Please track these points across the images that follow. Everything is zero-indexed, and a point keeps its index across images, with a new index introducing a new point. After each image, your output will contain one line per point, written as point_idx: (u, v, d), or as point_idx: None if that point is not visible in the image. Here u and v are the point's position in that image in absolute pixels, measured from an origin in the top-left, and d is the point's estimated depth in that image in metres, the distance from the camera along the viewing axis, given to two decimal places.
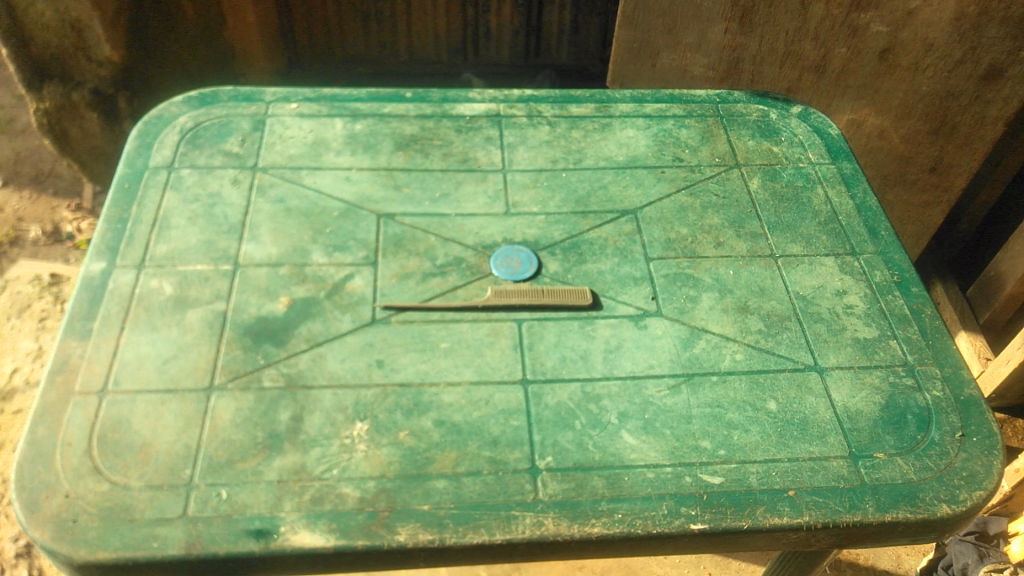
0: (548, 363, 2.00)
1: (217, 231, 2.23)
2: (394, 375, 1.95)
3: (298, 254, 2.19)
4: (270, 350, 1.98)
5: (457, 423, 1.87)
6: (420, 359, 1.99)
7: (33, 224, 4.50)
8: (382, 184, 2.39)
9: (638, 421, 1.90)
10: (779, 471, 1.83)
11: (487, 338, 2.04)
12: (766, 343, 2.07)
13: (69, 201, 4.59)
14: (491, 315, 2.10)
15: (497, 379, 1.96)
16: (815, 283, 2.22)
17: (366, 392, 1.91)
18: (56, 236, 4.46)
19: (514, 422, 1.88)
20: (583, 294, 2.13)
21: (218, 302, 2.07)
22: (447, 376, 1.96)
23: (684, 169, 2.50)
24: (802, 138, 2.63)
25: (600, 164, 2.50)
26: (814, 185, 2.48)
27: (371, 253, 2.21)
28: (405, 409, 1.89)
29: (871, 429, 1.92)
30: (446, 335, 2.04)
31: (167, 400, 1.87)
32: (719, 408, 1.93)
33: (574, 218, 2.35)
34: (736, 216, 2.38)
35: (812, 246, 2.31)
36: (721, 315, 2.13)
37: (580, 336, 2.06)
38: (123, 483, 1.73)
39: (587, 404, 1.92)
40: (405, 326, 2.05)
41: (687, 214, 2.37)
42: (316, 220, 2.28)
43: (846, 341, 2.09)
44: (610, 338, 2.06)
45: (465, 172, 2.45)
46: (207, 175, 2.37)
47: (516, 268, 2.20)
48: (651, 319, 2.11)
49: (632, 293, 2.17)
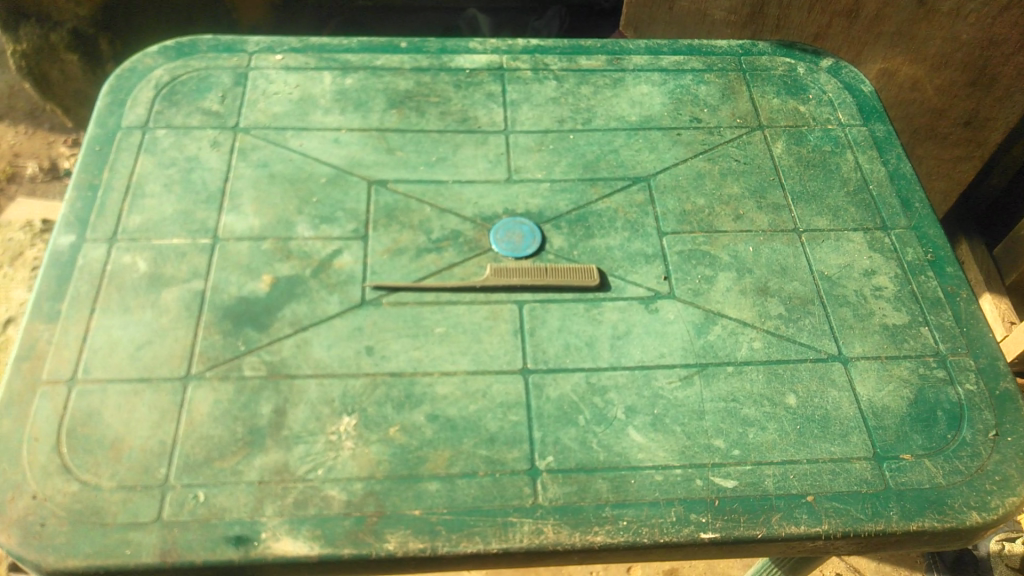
0: (550, 351, 1.86)
1: (195, 200, 2.06)
2: (384, 363, 1.82)
3: (283, 227, 2.02)
4: (251, 335, 1.84)
5: (451, 418, 1.74)
6: (413, 346, 1.85)
7: (29, 160, 4.33)
8: (374, 147, 2.21)
9: (647, 417, 1.77)
10: (797, 474, 1.70)
11: (486, 322, 1.90)
12: (787, 330, 1.92)
13: (65, 137, 4.42)
14: (489, 297, 1.94)
15: (495, 369, 1.83)
16: (842, 262, 2.04)
17: (354, 383, 1.78)
18: (53, 173, 4.31)
19: (513, 417, 1.75)
20: (590, 273, 1.97)
21: (196, 280, 1.92)
22: (442, 366, 1.82)
23: (703, 131, 2.30)
24: (831, 95, 2.41)
25: (610, 125, 2.30)
26: (843, 149, 2.28)
27: (360, 225, 2.04)
28: (396, 401, 1.76)
29: (898, 428, 1.78)
30: (441, 318, 1.90)
31: (140, 391, 1.74)
32: (734, 402, 1.79)
33: (581, 186, 2.17)
34: (758, 185, 2.19)
35: (839, 220, 2.13)
36: (739, 298, 1.96)
37: (585, 321, 1.91)
38: (93, 483, 1.63)
39: (592, 398, 1.79)
40: (397, 309, 1.90)
41: (704, 182, 2.19)
42: (302, 188, 2.10)
43: (874, 327, 1.93)
44: (618, 323, 1.91)
45: (464, 134, 2.26)
46: (185, 136, 2.18)
47: (518, 243, 2.03)
48: (662, 302, 1.95)
49: (643, 272, 2.00)
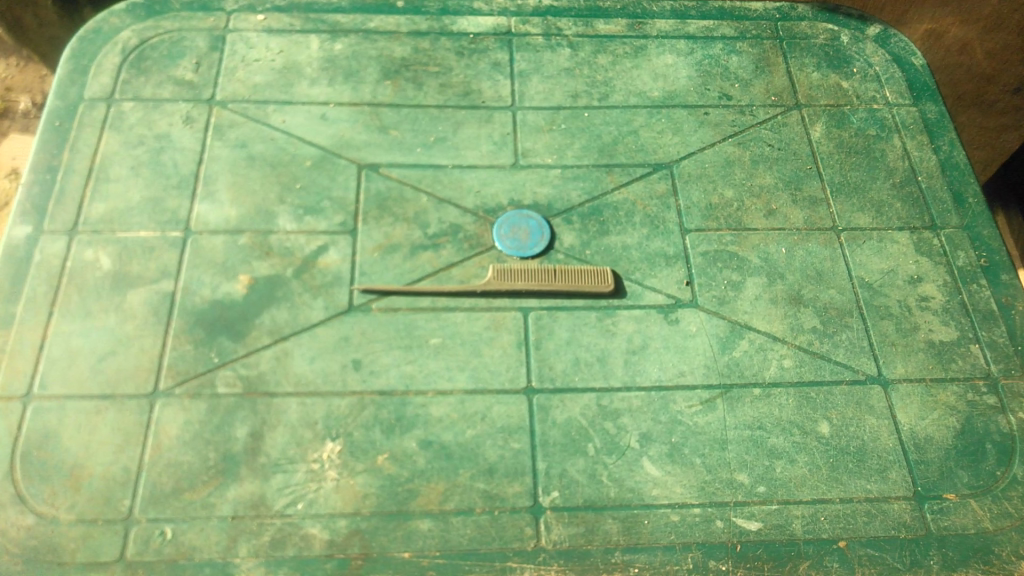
0: (557, 368, 1.68)
1: (165, 186, 1.85)
2: (373, 380, 1.64)
3: (263, 219, 1.82)
4: (226, 345, 1.66)
5: (447, 444, 1.57)
6: (405, 360, 1.66)
7: (23, 96, 3.61)
8: (365, 125, 1.98)
9: (664, 447, 1.59)
10: (828, 516, 1.54)
11: (486, 333, 1.71)
12: (821, 347, 1.72)
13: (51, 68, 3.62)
14: (491, 303, 1.75)
15: (496, 388, 1.65)
16: (884, 267, 1.83)
17: (339, 403, 1.61)
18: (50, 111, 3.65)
19: (515, 445, 1.58)
20: (605, 277, 1.76)
21: (165, 280, 1.73)
22: (436, 383, 1.64)
23: (733, 110, 2.06)
24: (878, 69, 2.15)
25: (630, 102, 2.06)
26: (890, 134, 2.04)
27: (349, 217, 1.84)
28: (386, 425, 1.59)
29: (942, 462, 1.60)
30: (437, 328, 1.71)
31: (102, 409, 1.57)
32: (761, 431, 1.62)
33: (596, 173, 1.94)
34: (793, 175, 1.96)
35: (882, 217, 1.91)
36: (768, 308, 1.77)
37: (597, 333, 1.72)
38: (49, 515, 1.48)
39: (603, 423, 1.61)
40: (388, 317, 1.71)
41: (734, 170, 1.96)
42: (285, 173, 1.89)
43: (918, 344, 1.74)
44: (633, 336, 1.72)
45: (466, 110, 2.02)
46: (154, 110, 1.96)
47: (524, 240, 1.83)
48: (683, 311, 1.76)
49: (662, 275, 1.80)
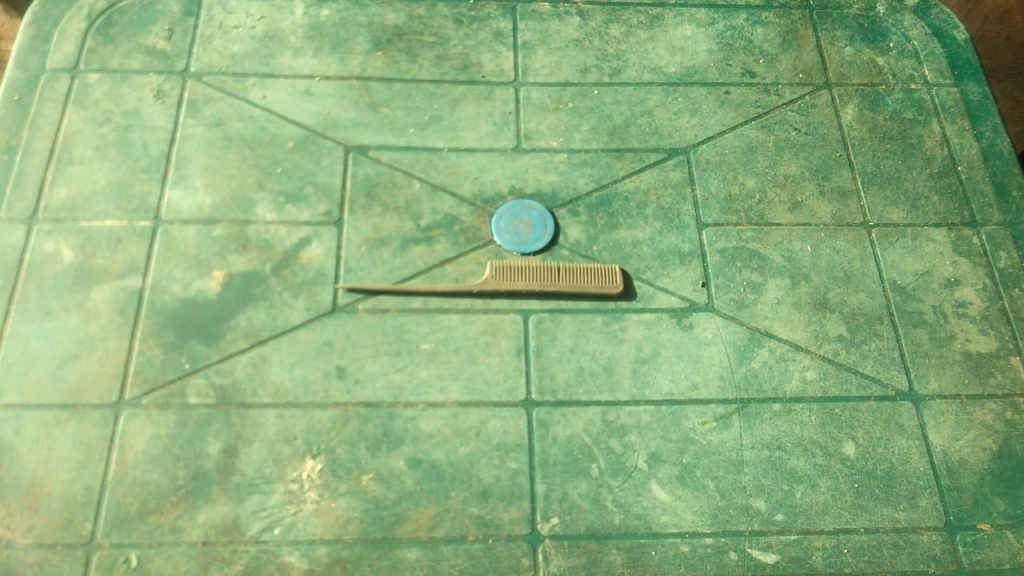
0: (559, 378, 1.54)
1: (133, 169, 1.69)
2: (358, 391, 1.50)
3: (240, 208, 1.66)
4: (197, 349, 1.52)
5: (437, 464, 1.44)
6: (393, 368, 1.53)
7: None
8: (353, 101, 1.80)
9: (674, 468, 1.46)
10: (851, 548, 1.41)
11: (483, 338, 1.57)
12: (848, 357, 1.58)
13: None
14: (488, 305, 1.60)
15: (492, 401, 1.51)
16: (919, 268, 1.68)
17: (320, 416, 1.47)
18: None
19: (512, 465, 1.45)
20: (613, 277, 1.61)
21: (132, 276, 1.58)
22: (427, 395, 1.51)
23: (757, 89, 1.87)
24: (917, 44, 1.96)
25: (644, 78, 1.87)
26: (928, 118, 1.86)
27: (334, 207, 1.68)
28: (371, 441, 1.46)
29: (976, 489, 1.47)
30: (428, 332, 1.57)
31: (63, 421, 1.44)
32: (780, 451, 1.48)
33: (605, 158, 1.77)
34: (821, 163, 1.79)
35: (918, 212, 1.74)
36: (791, 313, 1.62)
37: (603, 340, 1.58)
38: (5, 538, 1.36)
39: (609, 441, 1.48)
40: (375, 319, 1.57)
41: (756, 157, 1.79)
42: (264, 156, 1.72)
43: (954, 356, 1.59)
44: (643, 343, 1.58)
45: (464, 85, 1.84)
46: (123, 82, 1.78)
47: (525, 234, 1.67)
48: (698, 316, 1.61)
49: (676, 275, 1.65)
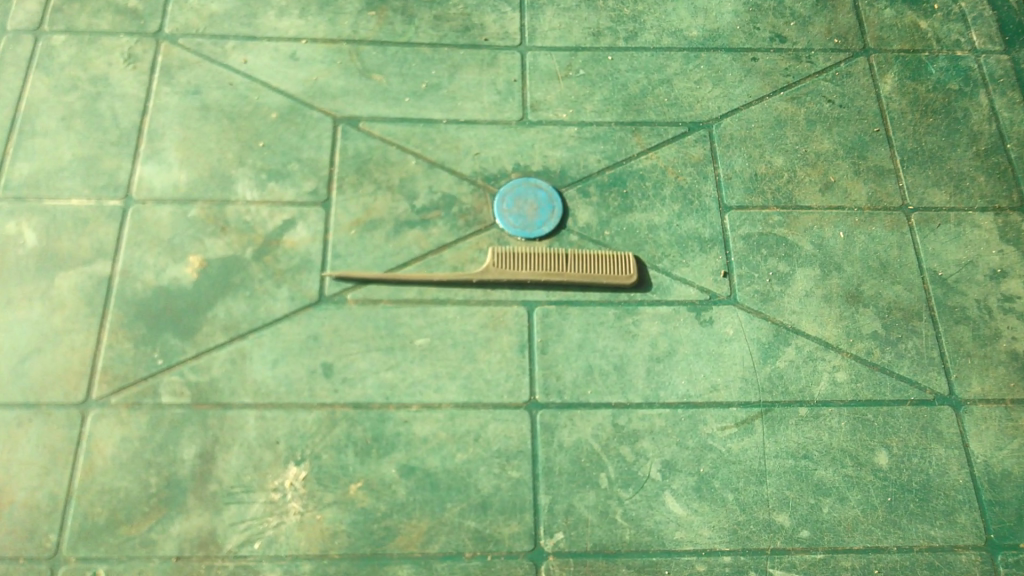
0: (566, 377, 1.41)
1: (102, 142, 1.54)
2: (346, 390, 1.38)
3: (218, 186, 1.52)
4: (171, 343, 1.39)
5: (432, 472, 1.33)
6: (384, 365, 1.40)
7: None
8: (343, 67, 1.64)
9: (690, 479, 1.34)
10: (882, 569, 1.30)
11: (483, 333, 1.44)
12: (882, 356, 1.44)
13: None
14: (489, 296, 1.46)
15: (493, 402, 1.39)
16: (961, 257, 1.53)
17: (305, 419, 1.35)
18: None
19: (514, 473, 1.33)
20: (626, 266, 1.47)
21: (101, 262, 1.45)
22: (422, 395, 1.38)
23: (787, 55, 1.70)
24: (965, 5, 1.78)
25: (662, 43, 1.70)
26: (975, 89, 1.69)
27: (321, 185, 1.53)
28: (360, 446, 1.34)
29: (1020, 505, 1.35)
30: (424, 325, 1.43)
31: (25, 422, 1.33)
32: (807, 461, 1.36)
33: (619, 133, 1.61)
34: (857, 139, 1.63)
35: (962, 194, 1.59)
36: (821, 307, 1.48)
37: (615, 336, 1.44)
38: None
39: (620, 448, 1.36)
40: (366, 310, 1.44)
41: (785, 132, 1.63)
42: (245, 128, 1.57)
43: (999, 356, 1.45)
44: (658, 340, 1.44)
45: (465, 50, 1.68)
46: (90, 45, 1.63)
47: (530, 216, 1.52)
48: (719, 310, 1.47)
49: (695, 264, 1.50)
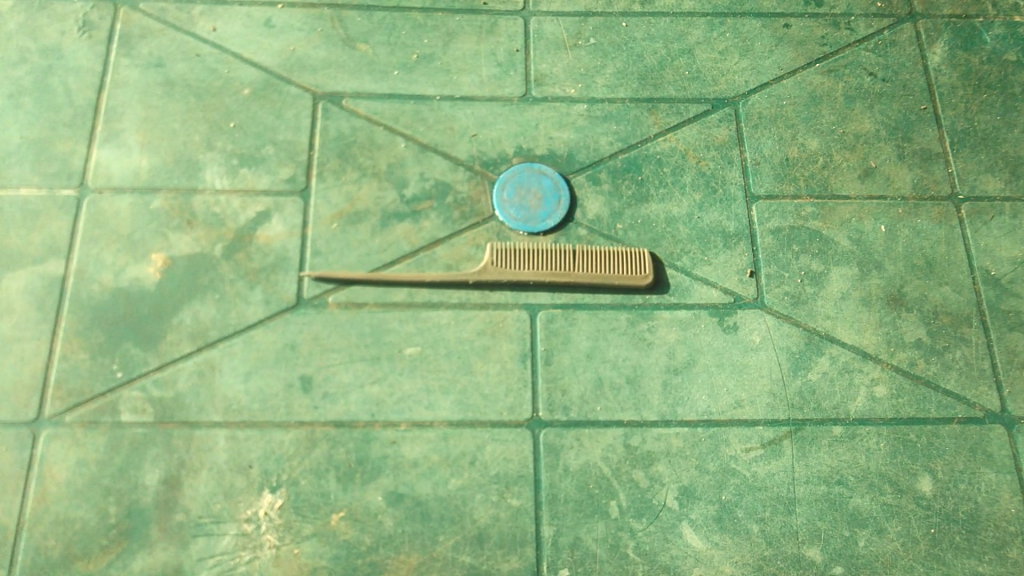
0: (573, 392, 1.26)
1: (54, 123, 1.37)
2: (327, 407, 1.24)
3: (183, 173, 1.36)
4: (132, 354, 1.24)
5: (423, 500, 1.19)
6: (370, 378, 1.25)
7: None
8: (324, 35, 1.46)
9: (711, 508, 1.21)
10: None
11: (480, 341, 1.28)
12: (926, 368, 1.29)
13: None
14: (487, 298, 1.31)
15: (491, 420, 1.24)
16: (1017, 255, 1.37)
17: (281, 439, 1.21)
18: None
19: (514, 502, 1.20)
20: (641, 266, 1.31)
21: (53, 261, 1.29)
22: (412, 412, 1.24)
23: (824, 21, 1.51)
24: None
25: (683, 7, 1.51)
26: None
27: (299, 172, 1.37)
28: (343, 471, 1.20)
29: None
30: (414, 332, 1.28)
31: None
32: (841, 487, 1.22)
33: (634, 111, 1.44)
34: (901, 118, 1.45)
35: (1018, 182, 1.41)
36: (859, 312, 1.32)
37: (627, 344, 1.29)
38: None
39: (632, 473, 1.22)
40: (349, 316, 1.29)
41: (821, 109, 1.45)
42: (214, 106, 1.40)
43: None
44: (676, 349, 1.29)
45: (461, 15, 1.49)
46: (40, 11, 1.44)
47: (533, 207, 1.36)
48: (744, 314, 1.31)
49: (718, 262, 1.34)
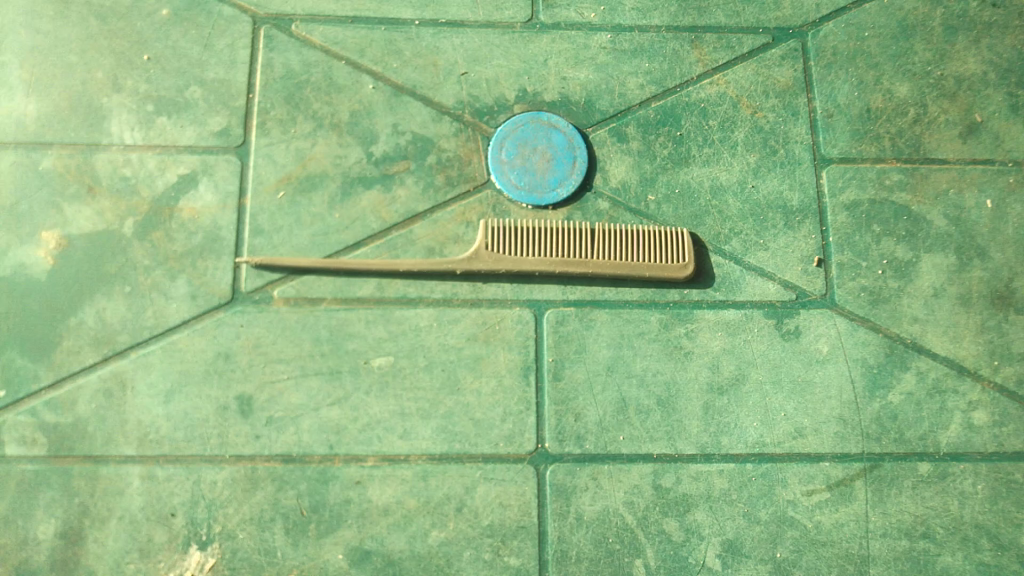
0: (589, 417, 0.98)
1: None
2: (272, 437, 0.96)
3: (82, 122, 1.03)
4: (17, 366, 0.96)
5: (397, 560, 0.94)
6: (328, 399, 0.97)
7: None
8: None
9: (762, 569, 0.95)
10: None
11: (471, 349, 1.00)
12: None
13: None
14: (480, 293, 1.01)
15: (484, 454, 0.97)
16: None
17: (213, 481, 0.95)
18: None
19: (513, 561, 0.94)
20: (678, 254, 1.02)
21: None
22: (382, 444, 0.97)
23: None
24: None
25: None
26: None
27: (234, 122, 1.04)
28: (294, 522, 0.94)
29: None
30: (385, 338, 0.99)
31: None
32: (927, 543, 0.96)
33: (672, 44, 1.11)
34: (1016, 56, 1.12)
35: None
36: (955, 314, 1.03)
37: (659, 354, 1.01)
38: None
39: (663, 523, 0.96)
40: (300, 316, 0.99)
41: (913, 44, 1.12)
42: (122, 32, 1.06)
43: None
44: (721, 361, 1.01)
45: None
46: None
47: (540, 172, 1.05)
48: (809, 316, 1.02)
49: (777, 246, 1.04)
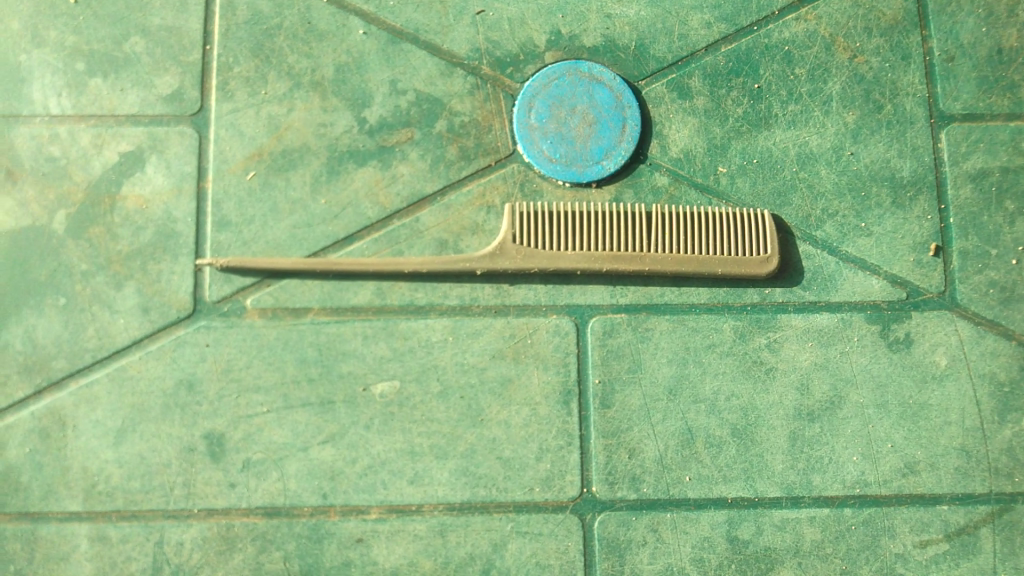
0: (647, 453, 0.78)
1: None
2: (251, 486, 0.77)
3: None
4: None
5: None
6: (320, 437, 0.78)
7: None
8: None
9: None
10: None
11: (496, 370, 0.79)
12: None
13: None
14: (507, 298, 0.80)
15: (516, 502, 0.78)
16: None
17: (180, 541, 0.76)
18: None
19: None
20: (758, 245, 0.79)
21: None
22: (388, 492, 0.77)
23: None
24: None
25: None
26: None
27: (187, 82, 0.82)
28: None
29: None
30: (389, 358, 0.79)
31: None
32: None
33: None
34: None
35: None
36: None
37: (734, 372, 0.80)
38: None
39: None
40: (281, 332, 0.79)
41: None
42: None
43: None
44: (812, 380, 0.80)
45: None
46: None
47: (580, 138, 0.82)
48: (924, 321, 0.81)
49: (883, 230, 0.82)
